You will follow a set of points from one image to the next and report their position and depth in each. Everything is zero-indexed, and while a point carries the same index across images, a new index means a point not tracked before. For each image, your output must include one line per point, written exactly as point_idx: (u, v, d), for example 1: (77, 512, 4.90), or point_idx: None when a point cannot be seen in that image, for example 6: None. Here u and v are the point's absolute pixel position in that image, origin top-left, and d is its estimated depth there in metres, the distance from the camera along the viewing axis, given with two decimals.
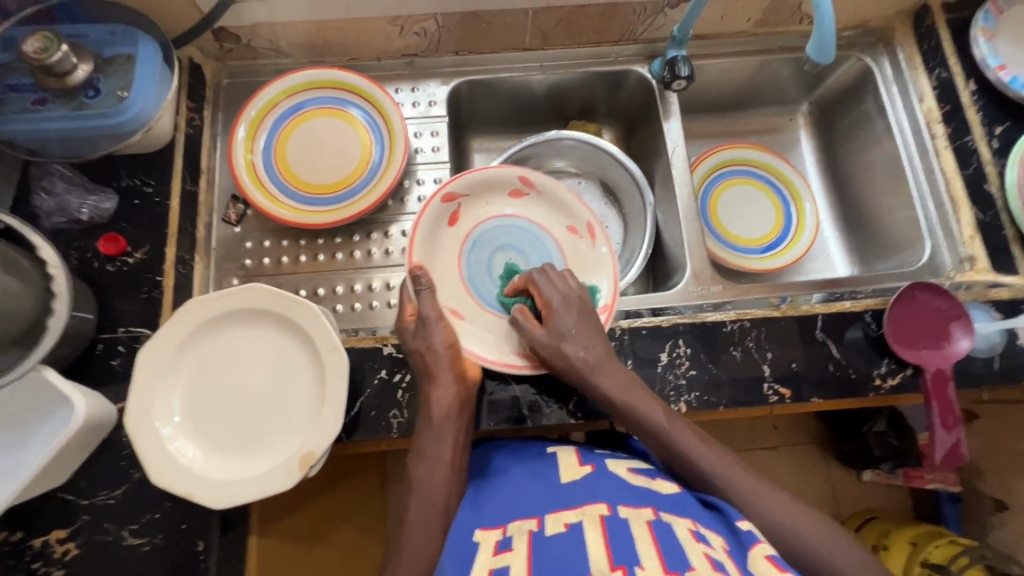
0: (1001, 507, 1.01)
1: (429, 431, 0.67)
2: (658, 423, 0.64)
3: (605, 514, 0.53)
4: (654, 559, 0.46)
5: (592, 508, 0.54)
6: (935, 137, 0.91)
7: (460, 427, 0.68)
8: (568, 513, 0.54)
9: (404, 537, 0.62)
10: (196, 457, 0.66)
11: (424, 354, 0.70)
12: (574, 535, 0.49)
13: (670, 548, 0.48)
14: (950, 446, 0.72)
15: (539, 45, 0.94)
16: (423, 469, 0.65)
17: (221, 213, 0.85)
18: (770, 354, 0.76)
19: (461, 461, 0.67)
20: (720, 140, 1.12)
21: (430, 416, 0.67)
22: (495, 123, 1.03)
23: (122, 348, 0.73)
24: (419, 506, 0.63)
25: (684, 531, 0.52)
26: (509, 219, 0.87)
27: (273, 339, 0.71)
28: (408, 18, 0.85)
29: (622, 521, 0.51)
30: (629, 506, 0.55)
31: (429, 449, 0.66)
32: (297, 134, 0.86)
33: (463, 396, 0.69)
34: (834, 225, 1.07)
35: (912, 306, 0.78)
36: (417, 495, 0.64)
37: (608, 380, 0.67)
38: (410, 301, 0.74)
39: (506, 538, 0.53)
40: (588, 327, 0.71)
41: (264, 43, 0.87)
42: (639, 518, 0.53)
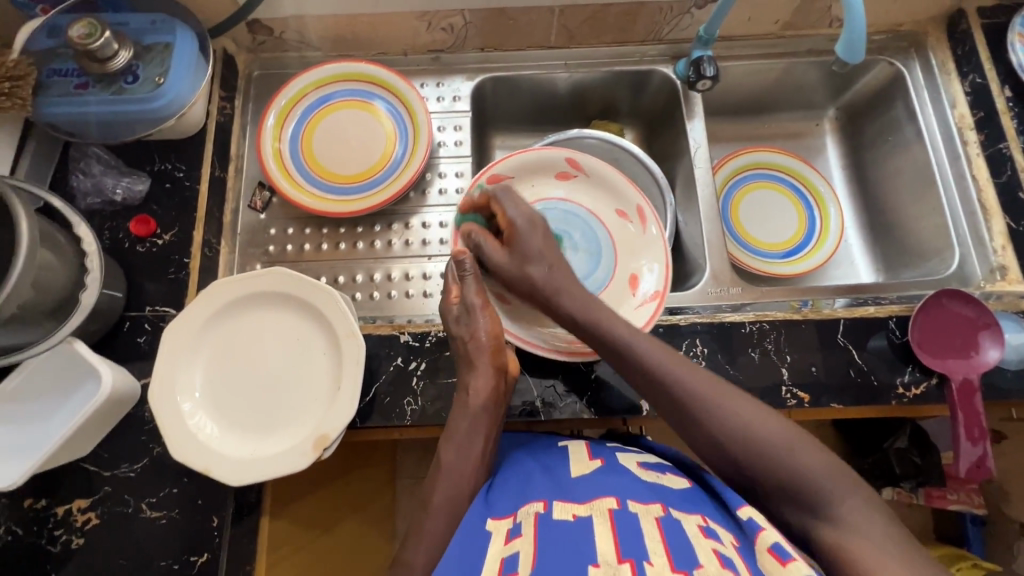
0: None
1: (464, 419, 0.67)
2: (619, 334, 0.65)
3: (613, 508, 0.54)
4: (661, 554, 0.46)
5: (601, 502, 0.55)
6: (968, 144, 0.90)
7: (494, 419, 0.68)
8: (576, 505, 0.55)
9: (426, 521, 0.64)
10: (214, 434, 0.68)
11: (466, 341, 0.70)
12: (581, 526, 0.51)
13: (678, 546, 0.48)
14: (976, 460, 0.70)
15: (564, 44, 0.95)
16: (451, 455, 0.66)
17: (247, 199, 0.87)
18: (790, 357, 0.75)
19: (489, 449, 0.68)
20: (743, 143, 1.11)
21: (466, 404, 0.67)
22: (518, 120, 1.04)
23: (149, 326, 0.75)
24: (444, 491, 0.65)
25: (694, 528, 0.52)
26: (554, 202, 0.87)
27: (293, 323, 0.72)
28: (435, 14, 0.86)
29: (631, 516, 0.52)
30: (640, 501, 0.55)
31: (460, 439, 0.67)
32: (324, 125, 0.88)
33: (499, 388, 0.69)
34: (860, 232, 1.05)
35: (938, 314, 0.76)
36: (444, 479, 0.66)
37: (575, 302, 0.68)
38: (455, 283, 0.74)
39: (515, 525, 0.55)
40: (549, 248, 0.72)
41: (296, 36, 0.89)
42: (647, 514, 0.53)
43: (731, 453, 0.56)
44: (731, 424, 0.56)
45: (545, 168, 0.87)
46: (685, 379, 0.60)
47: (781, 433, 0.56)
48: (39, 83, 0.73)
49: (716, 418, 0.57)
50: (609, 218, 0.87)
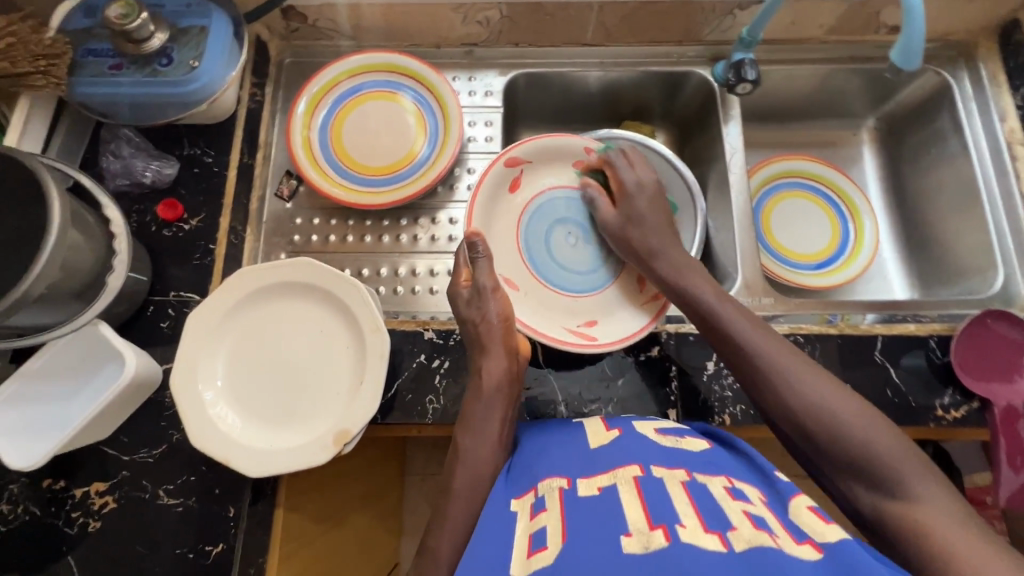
0: None
1: (478, 404, 0.65)
2: (706, 300, 0.65)
3: (638, 476, 0.52)
4: (693, 517, 0.45)
5: (625, 470, 0.53)
6: (1017, 159, 0.87)
7: (509, 400, 0.67)
8: (600, 476, 0.53)
9: (449, 505, 0.60)
10: (235, 424, 0.67)
11: (478, 324, 0.70)
12: (608, 497, 0.49)
13: (708, 509, 0.47)
14: (1017, 487, 0.67)
15: (600, 41, 0.93)
16: (470, 438, 0.64)
17: (274, 188, 0.86)
18: (824, 373, 0.73)
19: (508, 431, 0.66)
20: (777, 150, 1.09)
21: (481, 387, 0.66)
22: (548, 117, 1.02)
23: (172, 311, 0.75)
24: (464, 476, 0.62)
25: (720, 490, 0.51)
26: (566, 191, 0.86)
27: (318, 315, 0.71)
28: (471, 7, 0.85)
29: (657, 481, 0.51)
30: (663, 466, 0.54)
31: (476, 424, 0.64)
32: (354, 115, 0.87)
33: (513, 369, 0.68)
34: (895, 246, 1.02)
35: (983, 335, 0.73)
36: (463, 466, 0.63)
37: (667, 265, 0.71)
38: (466, 267, 0.75)
39: (539, 500, 0.53)
40: (657, 211, 0.77)
41: (329, 24, 0.88)
42: (673, 479, 0.52)
43: (803, 423, 0.55)
44: (806, 398, 0.55)
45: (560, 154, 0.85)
46: (766, 346, 0.59)
47: (851, 410, 0.54)
48: (74, 62, 0.72)
49: (789, 388, 0.56)
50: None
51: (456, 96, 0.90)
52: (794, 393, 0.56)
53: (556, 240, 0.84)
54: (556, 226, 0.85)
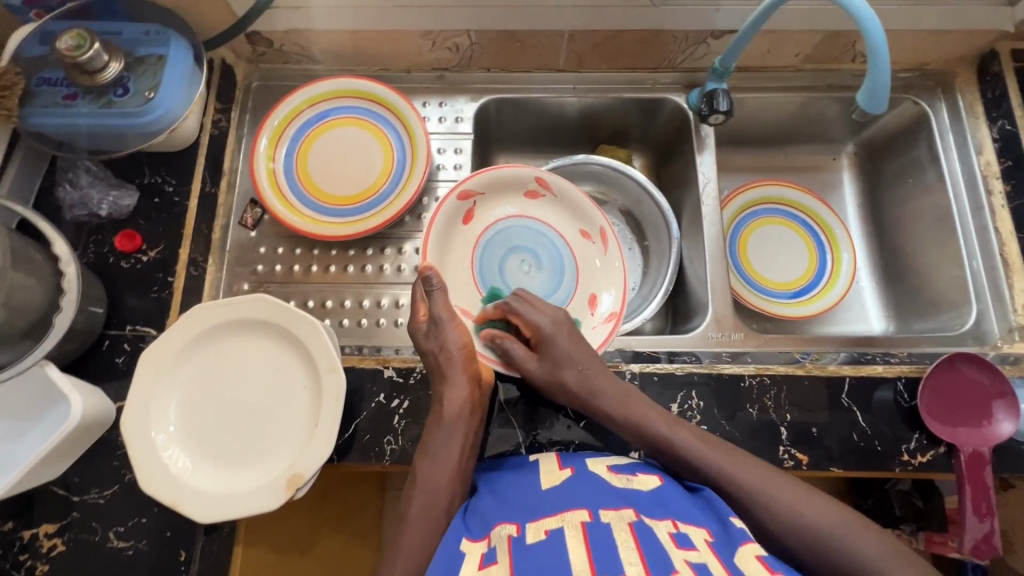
0: None
1: (439, 431, 0.64)
2: (658, 430, 0.63)
3: (586, 520, 0.50)
4: (637, 565, 0.44)
5: (574, 514, 0.51)
6: (993, 194, 0.86)
7: (470, 431, 0.66)
8: (548, 520, 0.52)
9: (403, 535, 0.58)
10: (187, 467, 0.65)
11: (437, 354, 0.68)
12: (554, 542, 0.48)
13: (653, 554, 0.46)
14: (982, 536, 0.67)
15: (574, 67, 0.91)
16: (428, 469, 0.62)
17: (237, 216, 0.85)
18: (790, 415, 0.72)
19: (467, 463, 0.64)
20: (755, 175, 1.07)
21: (441, 415, 0.65)
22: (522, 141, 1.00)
23: (128, 346, 0.73)
24: (420, 504, 0.60)
25: (665, 534, 0.49)
26: (519, 220, 0.85)
27: (274, 354, 0.70)
28: (440, 34, 0.83)
29: (604, 527, 0.49)
30: (611, 509, 0.52)
31: (436, 449, 0.63)
32: (320, 143, 0.86)
33: (475, 399, 0.67)
34: (872, 275, 1.01)
35: (951, 378, 0.72)
36: (420, 498, 0.61)
37: (612, 399, 0.66)
38: (422, 301, 0.72)
39: (490, 550, 0.50)
40: (578, 346, 0.70)
41: (296, 48, 0.86)
42: (620, 521, 0.50)
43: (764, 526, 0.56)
44: (789, 520, 0.55)
45: (512, 184, 0.84)
46: (733, 472, 0.59)
47: (828, 517, 0.55)
48: (27, 92, 0.70)
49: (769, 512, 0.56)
50: (572, 238, 0.85)
51: (425, 123, 0.88)
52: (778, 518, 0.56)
53: (510, 269, 0.84)
54: (509, 255, 0.84)
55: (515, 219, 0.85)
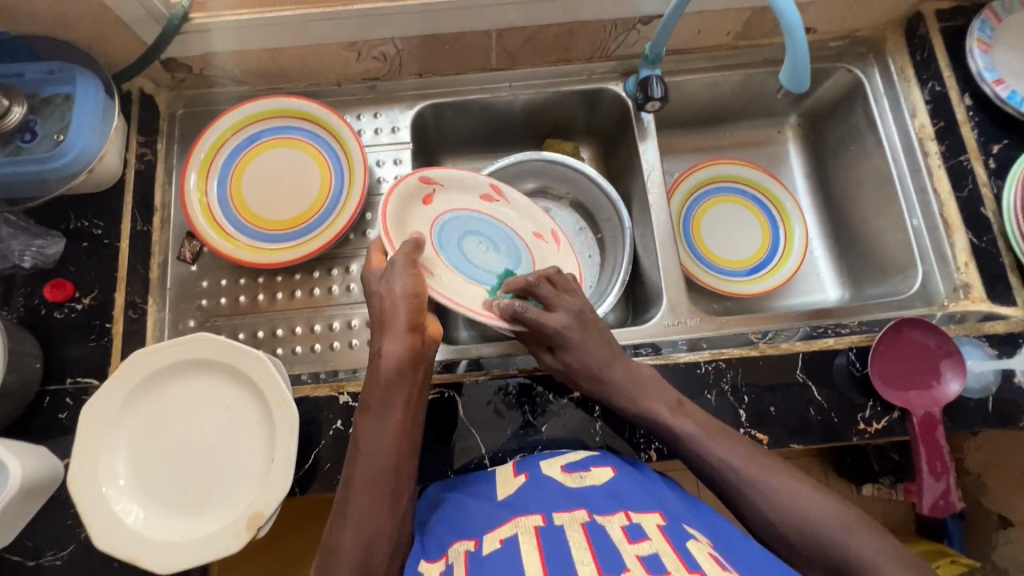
0: (1006, 523, 1.05)
1: (379, 389, 0.59)
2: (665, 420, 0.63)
3: (539, 525, 0.51)
4: (588, 564, 0.44)
5: (527, 520, 0.52)
6: (929, 155, 0.86)
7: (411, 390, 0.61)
8: (503, 528, 0.52)
9: (350, 501, 0.55)
10: (142, 519, 0.63)
11: (384, 300, 0.62)
12: (508, 550, 0.48)
13: (604, 551, 0.46)
14: (940, 494, 0.68)
15: (507, 65, 0.90)
16: (367, 434, 0.58)
17: (176, 250, 0.82)
18: (748, 397, 0.72)
19: (411, 426, 0.60)
20: (704, 155, 1.07)
21: (380, 370, 0.59)
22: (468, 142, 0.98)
23: (70, 400, 0.70)
24: (366, 467, 0.56)
25: (618, 530, 0.49)
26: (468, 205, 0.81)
27: (223, 392, 0.68)
28: (364, 44, 0.81)
29: (557, 530, 0.49)
30: (564, 511, 0.53)
31: (379, 411, 0.59)
32: (254, 167, 0.83)
33: (418, 352, 0.61)
34: (825, 244, 1.02)
35: (897, 343, 0.74)
36: (363, 461, 0.57)
37: (627, 400, 0.65)
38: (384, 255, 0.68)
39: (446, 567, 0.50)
40: (596, 338, 0.67)
41: (217, 72, 0.83)
42: (573, 522, 0.51)
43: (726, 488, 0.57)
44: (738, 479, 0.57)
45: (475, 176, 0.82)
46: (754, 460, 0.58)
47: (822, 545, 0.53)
48: None
49: (767, 498, 0.56)
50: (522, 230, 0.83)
51: (360, 136, 0.86)
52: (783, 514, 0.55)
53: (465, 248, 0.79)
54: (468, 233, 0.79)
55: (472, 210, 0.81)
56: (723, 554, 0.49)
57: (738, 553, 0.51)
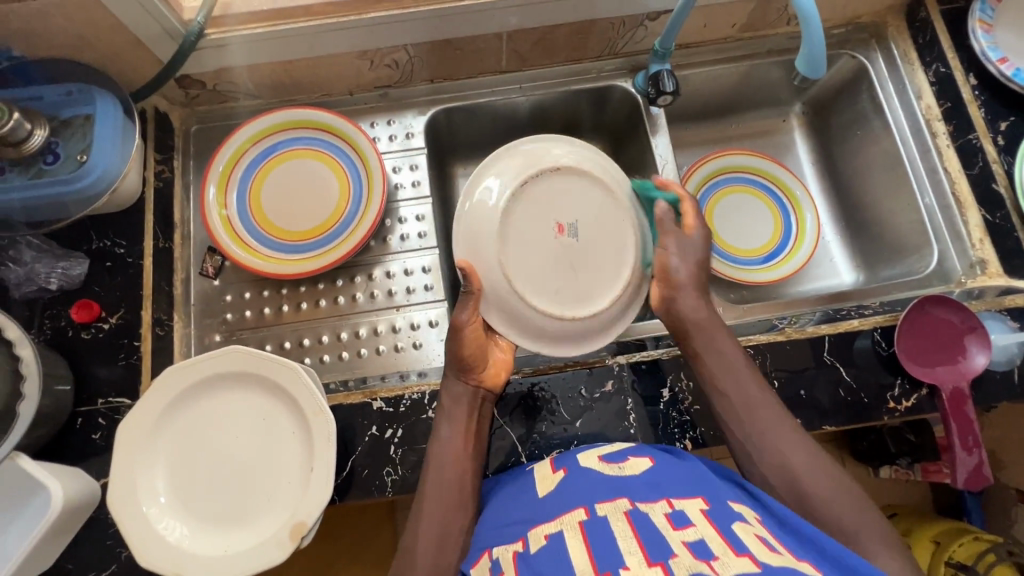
0: None
1: (444, 418, 0.66)
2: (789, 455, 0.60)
3: (583, 518, 0.50)
4: (636, 553, 0.43)
5: (571, 515, 0.51)
6: (937, 135, 0.87)
7: (471, 417, 0.67)
8: (547, 524, 0.52)
9: (421, 520, 0.60)
10: (185, 535, 0.63)
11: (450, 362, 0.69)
12: (554, 545, 0.47)
13: (651, 538, 0.45)
14: (973, 469, 0.69)
15: (517, 67, 0.91)
16: (435, 454, 0.64)
17: (198, 266, 0.82)
18: (777, 381, 0.73)
19: (474, 447, 0.66)
20: (712, 147, 1.08)
21: (446, 402, 0.67)
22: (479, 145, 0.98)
23: (102, 420, 0.70)
24: (435, 489, 0.62)
25: (661, 517, 0.48)
26: (543, 236, 0.74)
27: (258, 404, 0.68)
28: (377, 52, 0.82)
29: (600, 521, 0.49)
30: (606, 502, 0.52)
31: (444, 437, 0.65)
32: (272, 179, 0.84)
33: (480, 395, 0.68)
34: (836, 229, 1.03)
35: (922, 321, 0.75)
36: (433, 477, 0.63)
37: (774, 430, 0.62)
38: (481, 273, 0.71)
39: (494, 562, 0.52)
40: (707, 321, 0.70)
41: (231, 86, 0.84)
42: (616, 511, 0.50)
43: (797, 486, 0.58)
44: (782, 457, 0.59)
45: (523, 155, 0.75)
46: (719, 338, 0.68)
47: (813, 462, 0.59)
48: None
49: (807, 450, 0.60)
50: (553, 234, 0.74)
51: (376, 144, 0.87)
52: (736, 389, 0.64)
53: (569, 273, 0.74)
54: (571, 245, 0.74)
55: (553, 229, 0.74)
56: (771, 536, 0.48)
57: (787, 537, 0.50)
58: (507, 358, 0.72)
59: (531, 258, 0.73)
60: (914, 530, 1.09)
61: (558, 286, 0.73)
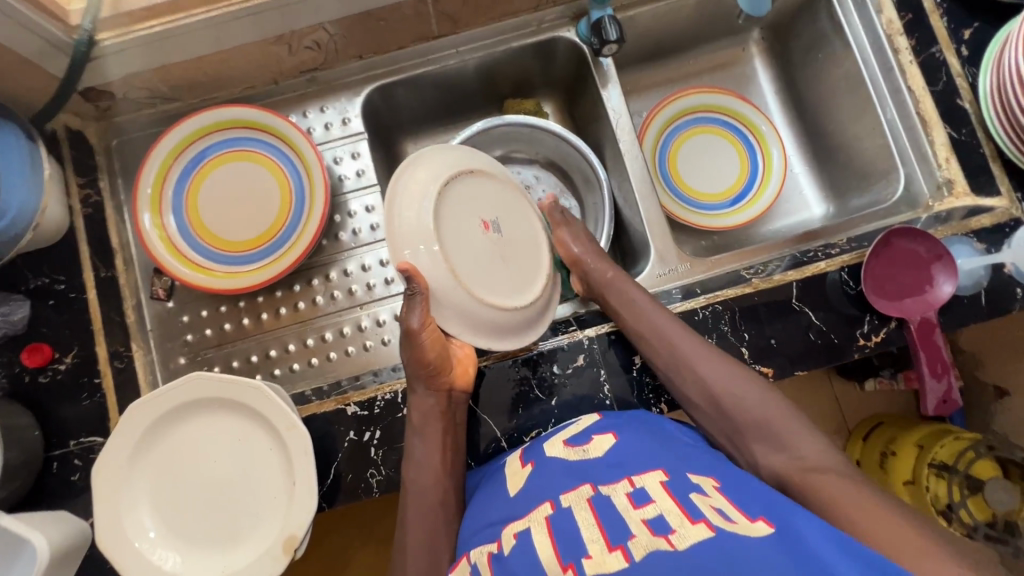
0: (1003, 393, 1.09)
1: (414, 437, 0.66)
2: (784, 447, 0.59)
3: (550, 513, 0.54)
4: (597, 541, 0.48)
5: (539, 512, 0.55)
6: (900, 52, 0.82)
7: (445, 431, 0.67)
8: (517, 522, 0.56)
9: (407, 533, 0.64)
10: (179, 563, 0.65)
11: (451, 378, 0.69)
12: (523, 545, 0.51)
13: (611, 523, 0.50)
14: (943, 394, 0.71)
15: (450, 30, 0.85)
16: (413, 470, 0.65)
17: (149, 289, 0.79)
18: (748, 334, 0.72)
19: (452, 455, 0.67)
20: (669, 88, 1.03)
21: (411, 423, 0.67)
22: (437, 108, 0.95)
23: (79, 461, 0.69)
24: (416, 504, 0.64)
25: (623, 498, 0.53)
26: (470, 235, 0.69)
27: (230, 426, 0.68)
28: (293, 35, 0.75)
29: (566, 513, 0.53)
30: (570, 491, 0.56)
31: (416, 455, 0.66)
32: (208, 189, 0.80)
33: (450, 402, 0.68)
34: (803, 159, 1.01)
35: (888, 254, 0.73)
36: (411, 489, 0.65)
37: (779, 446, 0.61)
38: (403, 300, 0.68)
39: (472, 566, 0.55)
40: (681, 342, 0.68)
41: (142, 92, 0.77)
42: (580, 500, 0.54)
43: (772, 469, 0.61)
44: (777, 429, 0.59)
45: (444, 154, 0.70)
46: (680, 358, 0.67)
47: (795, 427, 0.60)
48: None
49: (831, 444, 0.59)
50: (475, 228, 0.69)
51: (309, 135, 0.82)
52: (628, 316, 0.71)
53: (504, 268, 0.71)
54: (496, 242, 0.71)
55: (478, 222, 0.70)
56: (728, 501, 0.53)
57: (743, 494, 0.54)
58: (468, 351, 0.72)
59: (466, 259, 0.67)
60: (897, 437, 1.10)
61: (496, 281, 0.69)
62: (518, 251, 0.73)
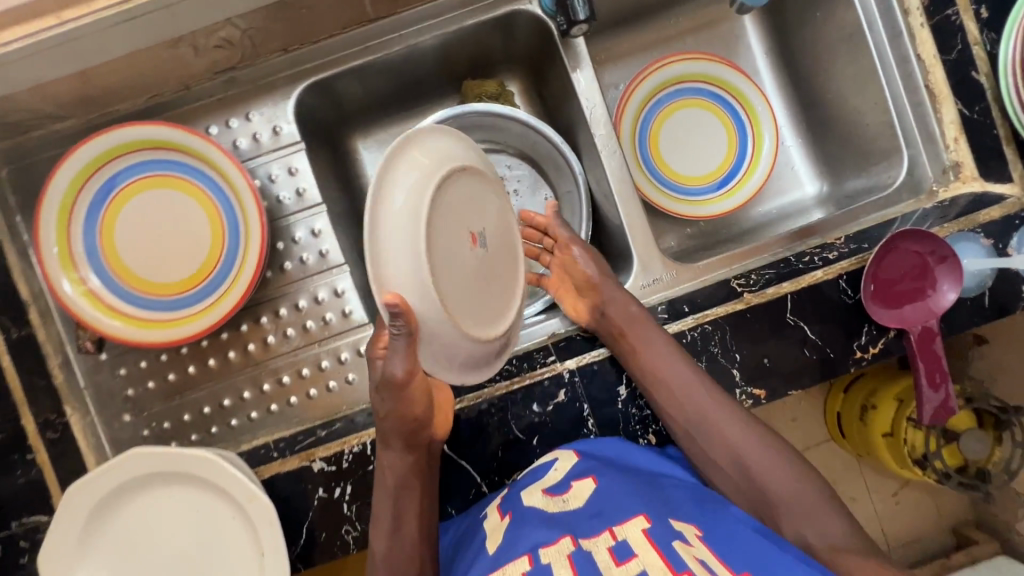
0: (978, 341, 1.04)
1: (388, 501, 0.61)
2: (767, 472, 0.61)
3: (527, 569, 0.51)
4: None
5: (515, 566, 0.52)
6: (910, 12, 0.71)
7: (423, 493, 0.63)
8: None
9: None
10: None
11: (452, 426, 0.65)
12: None
13: None
14: (939, 403, 0.67)
15: (389, 10, 0.71)
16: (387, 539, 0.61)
17: (75, 343, 0.70)
18: (739, 355, 0.67)
19: (428, 518, 0.63)
20: (649, 55, 0.91)
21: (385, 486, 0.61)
22: (386, 100, 0.83)
23: (25, 544, 0.63)
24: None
25: (605, 553, 0.51)
26: (459, 249, 0.57)
27: (189, 498, 0.62)
28: (194, 35, 0.61)
29: (545, 568, 0.51)
30: (550, 545, 0.54)
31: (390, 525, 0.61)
32: (124, 229, 0.69)
33: (424, 461, 0.63)
34: (796, 131, 0.92)
35: (891, 260, 0.67)
36: (379, 548, 0.62)
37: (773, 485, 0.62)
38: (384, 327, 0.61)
39: None
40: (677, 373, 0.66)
41: (22, 115, 0.64)
42: (560, 557, 0.52)
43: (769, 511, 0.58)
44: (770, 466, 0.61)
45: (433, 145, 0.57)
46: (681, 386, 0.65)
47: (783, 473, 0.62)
48: None
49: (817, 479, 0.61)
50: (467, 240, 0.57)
51: (227, 149, 0.70)
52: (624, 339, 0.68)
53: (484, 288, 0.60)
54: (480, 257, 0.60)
55: (469, 232, 0.58)
56: (710, 554, 0.52)
57: (725, 548, 0.53)
58: (447, 394, 0.65)
59: (454, 280, 0.56)
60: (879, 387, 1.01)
61: (478, 305, 0.59)
62: (498, 270, 0.63)
